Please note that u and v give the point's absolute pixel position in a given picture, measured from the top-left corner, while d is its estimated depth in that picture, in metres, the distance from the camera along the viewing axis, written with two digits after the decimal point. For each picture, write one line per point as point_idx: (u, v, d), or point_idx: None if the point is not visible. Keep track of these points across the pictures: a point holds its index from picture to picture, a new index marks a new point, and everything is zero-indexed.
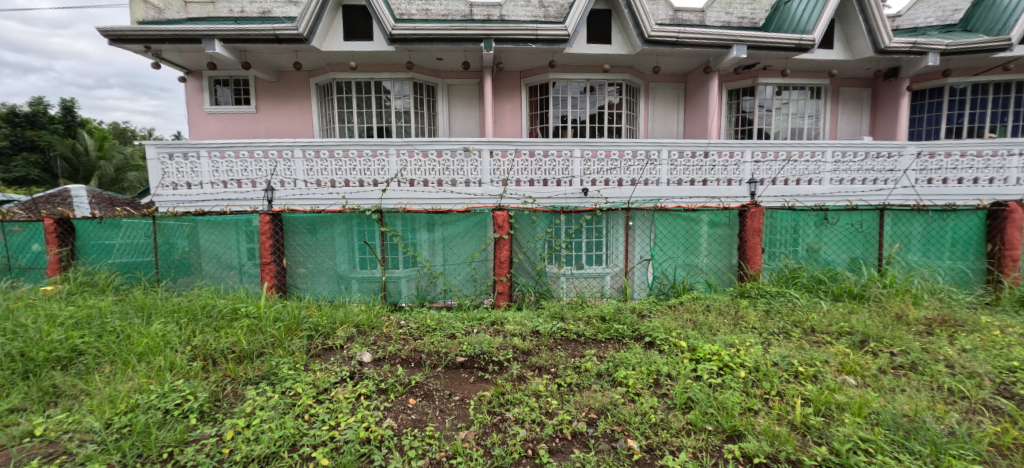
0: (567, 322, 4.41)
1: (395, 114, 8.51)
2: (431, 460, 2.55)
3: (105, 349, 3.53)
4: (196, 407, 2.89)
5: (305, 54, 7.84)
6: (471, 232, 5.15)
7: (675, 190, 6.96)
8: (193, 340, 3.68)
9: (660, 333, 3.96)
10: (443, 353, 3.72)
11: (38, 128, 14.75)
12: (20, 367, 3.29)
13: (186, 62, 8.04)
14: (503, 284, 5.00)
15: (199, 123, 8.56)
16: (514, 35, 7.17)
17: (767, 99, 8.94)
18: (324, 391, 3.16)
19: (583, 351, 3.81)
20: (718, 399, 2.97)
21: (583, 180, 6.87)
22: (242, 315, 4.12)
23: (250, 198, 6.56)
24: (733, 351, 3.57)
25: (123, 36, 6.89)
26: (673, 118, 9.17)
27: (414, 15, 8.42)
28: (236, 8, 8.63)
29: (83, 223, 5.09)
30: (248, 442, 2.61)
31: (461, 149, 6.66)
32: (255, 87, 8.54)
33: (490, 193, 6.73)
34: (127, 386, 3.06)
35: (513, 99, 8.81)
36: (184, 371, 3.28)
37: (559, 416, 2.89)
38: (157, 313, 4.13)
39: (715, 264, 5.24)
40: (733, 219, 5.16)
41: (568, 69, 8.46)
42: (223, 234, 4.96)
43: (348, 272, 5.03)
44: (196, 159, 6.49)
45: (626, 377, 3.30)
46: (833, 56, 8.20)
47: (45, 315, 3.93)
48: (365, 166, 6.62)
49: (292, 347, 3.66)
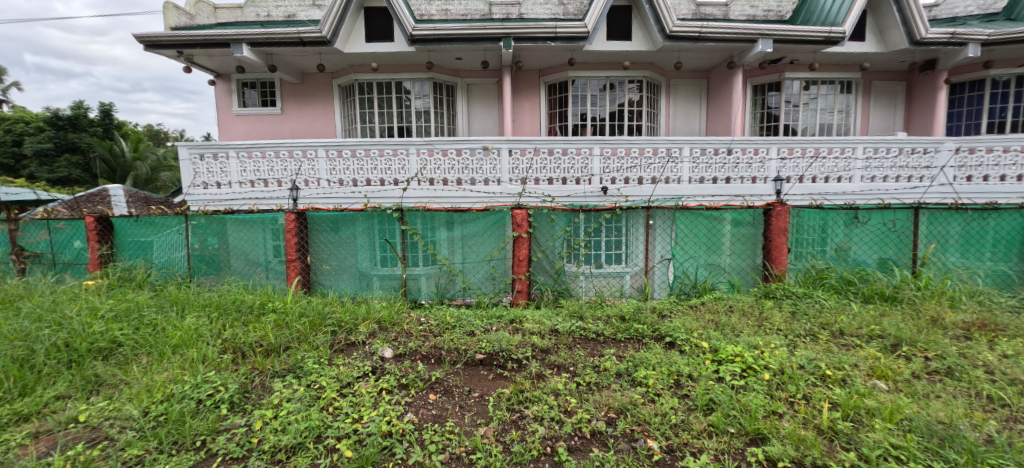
0: (587, 321, 4.40)
1: (415, 114, 8.64)
2: (451, 455, 2.60)
3: (143, 341, 3.69)
4: (227, 398, 3.00)
5: (328, 57, 8.00)
6: (490, 230, 5.16)
7: (697, 188, 6.84)
8: (224, 333, 3.81)
9: (681, 334, 3.91)
10: (462, 350, 3.77)
11: (79, 130, 15.50)
12: (65, 357, 3.46)
13: (216, 66, 8.31)
14: (522, 282, 5.03)
15: (228, 125, 8.86)
16: (534, 34, 7.16)
17: (793, 94, 8.68)
18: (348, 385, 3.23)
19: (603, 350, 3.80)
20: (741, 401, 2.92)
21: (603, 178, 6.83)
22: (270, 310, 4.27)
23: (277, 197, 6.74)
24: (757, 353, 3.50)
25: (156, 42, 7.16)
26: (695, 115, 9.00)
27: (433, 15, 8.53)
28: (263, 13, 8.87)
29: (121, 221, 5.34)
30: (276, 432, 2.70)
31: (480, 148, 6.73)
32: (281, 89, 8.77)
33: (509, 192, 6.74)
34: (163, 376, 3.19)
35: (531, 97, 8.83)
36: (216, 363, 3.40)
37: (578, 414, 2.89)
38: (190, 307, 4.29)
39: (740, 264, 5.14)
40: (758, 218, 5.03)
41: (587, 66, 8.40)
42: (250, 232, 5.12)
43: (369, 269, 5.11)
44: (225, 159, 6.72)
45: (646, 377, 3.28)
46: (864, 48, 7.92)
47: (87, 307, 4.13)
48: (386, 165, 6.73)
49: (317, 342, 3.76)
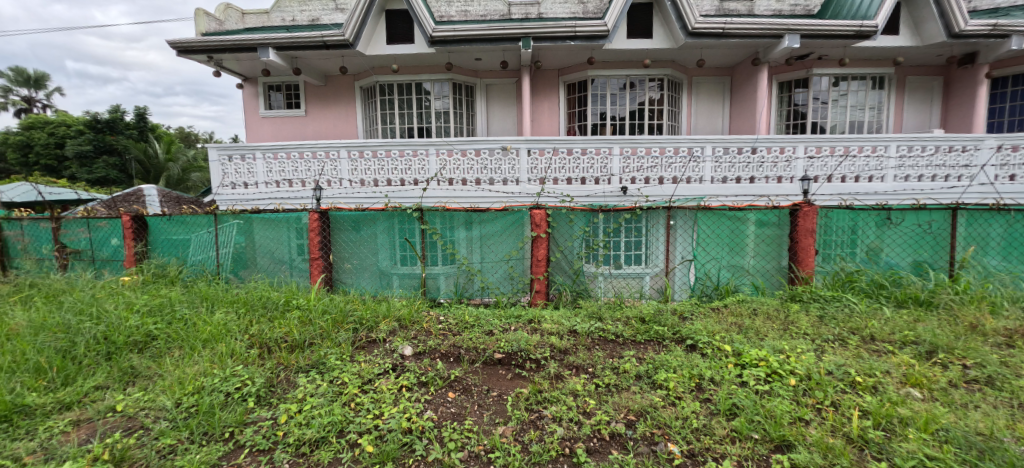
0: (606, 322, 4.36)
1: (435, 115, 8.72)
2: (470, 453, 2.61)
3: (176, 335, 3.82)
4: (254, 392, 3.08)
5: (350, 59, 8.15)
6: (508, 230, 5.17)
7: (720, 188, 6.70)
8: (251, 329, 3.92)
9: (703, 336, 3.84)
10: (481, 349, 3.78)
11: (116, 132, 16.23)
12: (104, 349, 3.62)
13: (243, 70, 8.55)
14: (540, 282, 5.03)
15: (255, 127, 9.12)
16: (553, 33, 7.14)
17: (822, 90, 8.42)
18: (369, 381, 3.29)
19: (622, 352, 3.76)
20: (765, 406, 2.85)
21: (622, 178, 6.76)
22: (294, 306, 4.37)
23: (301, 197, 6.90)
24: (783, 357, 3.40)
25: (188, 48, 7.42)
26: (718, 114, 8.83)
27: (453, 16, 8.60)
28: (288, 17, 9.11)
29: (155, 220, 5.55)
30: (300, 426, 2.77)
31: (499, 148, 6.74)
32: (305, 91, 8.97)
33: (528, 192, 6.74)
34: (194, 369, 3.31)
35: (551, 97, 8.81)
36: (243, 357, 3.51)
37: (597, 416, 2.87)
38: (219, 303, 4.43)
39: (764, 266, 5.03)
40: (784, 219, 4.91)
41: (607, 65, 8.34)
42: (276, 231, 5.26)
43: (389, 268, 5.20)
44: (252, 160, 6.92)
45: (667, 380, 3.23)
46: (898, 43, 7.63)
47: (123, 302, 4.30)
48: (406, 165, 6.81)
49: (339, 338, 3.84)
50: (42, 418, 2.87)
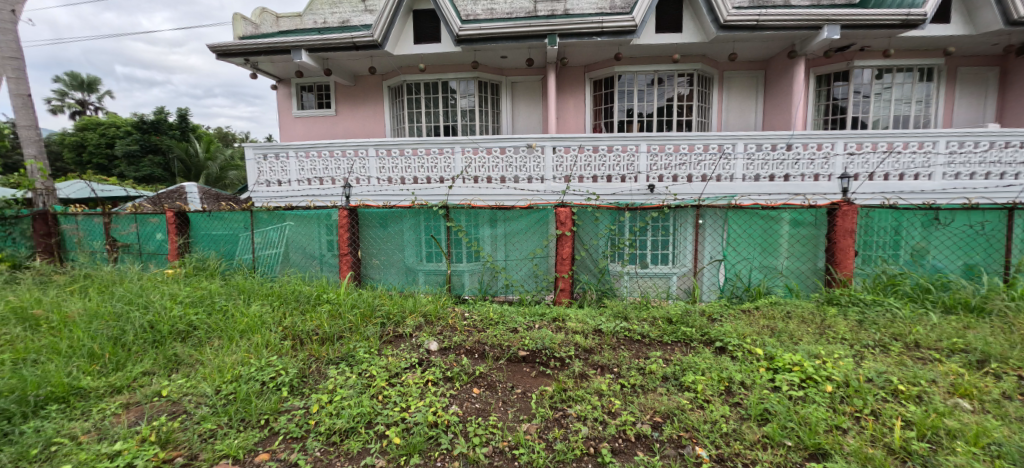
0: (631, 322, 4.30)
1: (461, 113, 8.78)
2: (495, 449, 2.63)
3: (215, 326, 4.00)
4: (288, 381, 3.19)
5: (379, 60, 8.30)
6: (533, 228, 5.15)
7: (752, 186, 6.49)
8: (285, 321, 4.06)
9: (733, 339, 3.74)
10: (506, 347, 3.80)
11: (160, 133, 17.08)
12: (150, 337, 3.82)
13: (277, 71, 8.84)
14: (565, 281, 5.00)
15: (288, 126, 9.42)
16: (580, 29, 7.08)
17: (863, 83, 8.03)
18: (396, 375, 3.35)
19: (648, 352, 3.70)
20: (800, 413, 2.76)
21: (649, 176, 6.65)
22: (325, 300, 4.50)
23: (330, 194, 7.07)
24: (819, 363, 3.28)
25: (226, 51, 7.72)
26: (751, 109, 8.55)
27: (479, 15, 8.63)
28: (320, 20, 9.36)
29: (196, 216, 5.81)
30: (331, 416, 2.85)
31: (524, 145, 6.74)
32: (335, 91, 9.19)
33: (553, 190, 6.71)
34: (232, 358, 3.45)
35: (577, 94, 8.76)
36: (277, 348, 3.63)
37: (622, 417, 2.84)
38: (255, 296, 4.61)
39: (798, 267, 4.85)
40: (821, 218, 4.71)
41: (635, 61, 8.20)
42: (307, 227, 5.41)
43: (415, 264, 5.31)
44: (286, 159, 7.15)
45: (695, 383, 3.16)
46: (948, 32, 7.20)
47: (168, 293, 4.53)
48: (432, 163, 6.90)
49: (368, 332, 3.92)
50: (96, 400, 3.05)
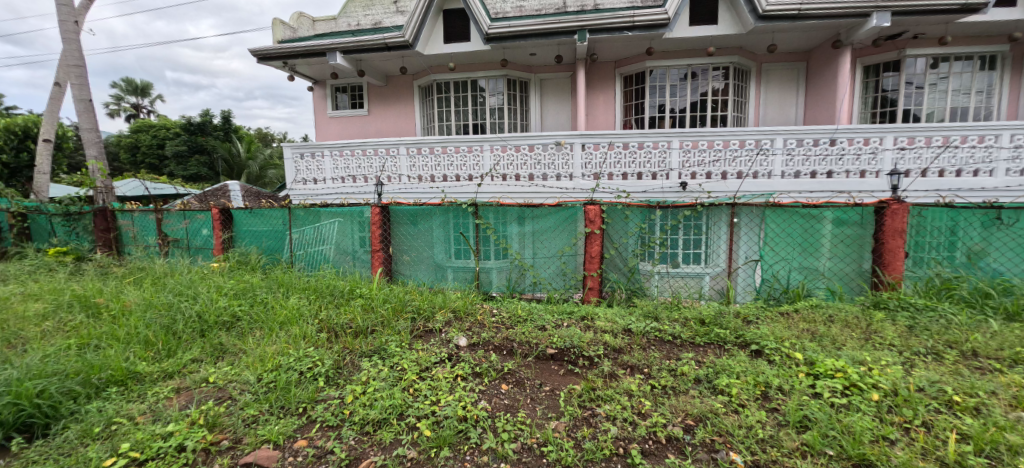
0: (662, 322, 4.21)
1: (490, 111, 8.82)
2: (523, 445, 2.64)
3: (256, 317, 4.18)
4: (324, 372, 3.31)
5: (410, 60, 8.44)
6: (562, 225, 5.12)
7: (791, 183, 6.22)
8: (320, 314, 4.20)
9: (770, 342, 3.60)
10: (534, 344, 3.80)
11: (206, 134, 17.97)
12: (198, 327, 4.03)
13: (313, 73, 9.13)
14: (593, 279, 4.94)
15: (323, 126, 9.73)
16: (610, 24, 6.97)
17: (916, 74, 7.55)
18: (426, 369, 3.41)
19: (680, 353, 3.62)
20: (842, 421, 2.64)
21: (681, 173, 6.49)
22: (358, 295, 4.63)
23: (363, 192, 7.24)
24: (864, 369, 3.12)
25: (266, 55, 8.04)
26: (791, 103, 8.20)
27: (508, 12, 8.63)
28: (353, 22, 9.61)
29: (239, 212, 6.08)
30: (364, 407, 2.93)
31: (553, 143, 6.70)
32: (368, 92, 9.41)
33: (582, 187, 6.64)
34: (272, 348, 3.60)
35: (606, 90, 8.63)
36: (314, 340, 3.77)
37: (653, 418, 2.79)
38: (293, 289, 4.79)
39: (841, 269, 4.64)
40: (868, 217, 4.47)
41: (667, 55, 8.00)
42: (341, 224, 5.58)
43: (444, 261, 5.38)
44: (321, 158, 7.38)
45: (729, 386, 3.07)
46: (1013, 16, 6.67)
47: (214, 285, 4.77)
48: (461, 161, 6.96)
49: (399, 327, 4.01)
50: (150, 384, 3.25)
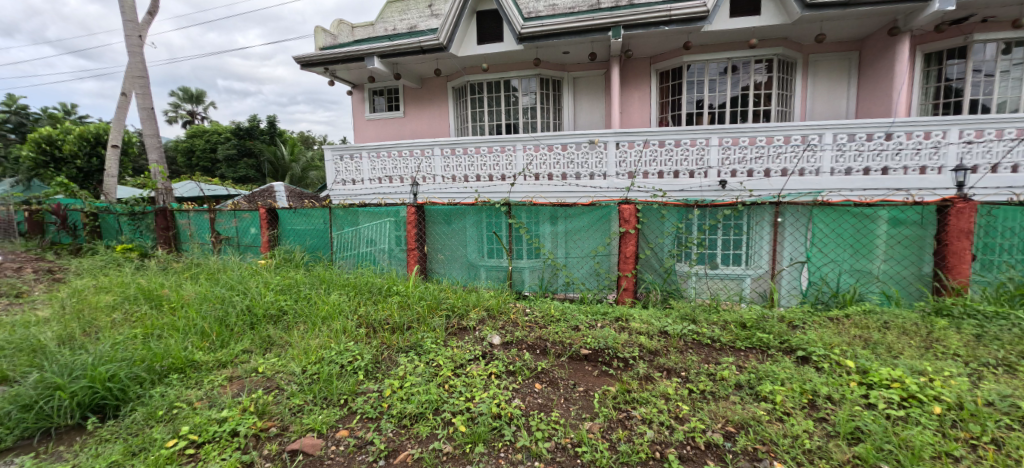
0: (700, 325, 4.09)
1: (523, 111, 8.82)
2: (557, 445, 2.63)
3: (301, 312, 4.37)
4: (364, 366, 3.42)
5: (444, 62, 8.57)
6: (595, 225, 5.06)
7: (842, 181, 5.88)
8: (359, 310, 4.34)
9: (818, 348, 3.42)
10: (567, 344, 3.77)
11: (253, 138, 18.93)
12: (248, 320, 4.25)
13: (353, 78, 9.44)
14: (628, 280, 4.84)
15: (362, 129, 10.06)
16: (645, 19, 6.83)
17: (986, 60, 6.90)
18: (461, 366, 3.46)
19: (719, 358, 3.50)
20: (899, 434, 2.48)
21: (721, 171, 6.27)
22: (395, 292, 4.75)
23: (399, 192, 7.41)
24: (924, 380, 2.91)
25: (309, 61, 8.38)
26: (841, 95, 7.76)
27: (541, 11, 8.61)
28: (390, 27, 9.86)
29: (284, 212, 6.36)
30: (402, 401, 3.00)
31: (586, 141, 6.64)
32: (404, 94, 9.63)
33: (616, 186, 6.54)
34: (316, 342, 3.75)
35: (642, 87, 8.46)
36: (354, 334, 3.90)
37: (691, 423, 2.71)
38: (334, 286, 4.97)
39: (897, 272, 4.34)
40: (929, 216, 4.16)
41: (706, 49, 7.75)
42: (379, 223, 5.73)
43: (477, 260, 5.47)
44: (359, 159, 7.63)
45: (773, 393, 2.94)
46: None
47: (262, 281, 5.02)
48: (494, 161, 7.01)
49: (434, 324, 4.08)
50: (206, 372, 3.46)
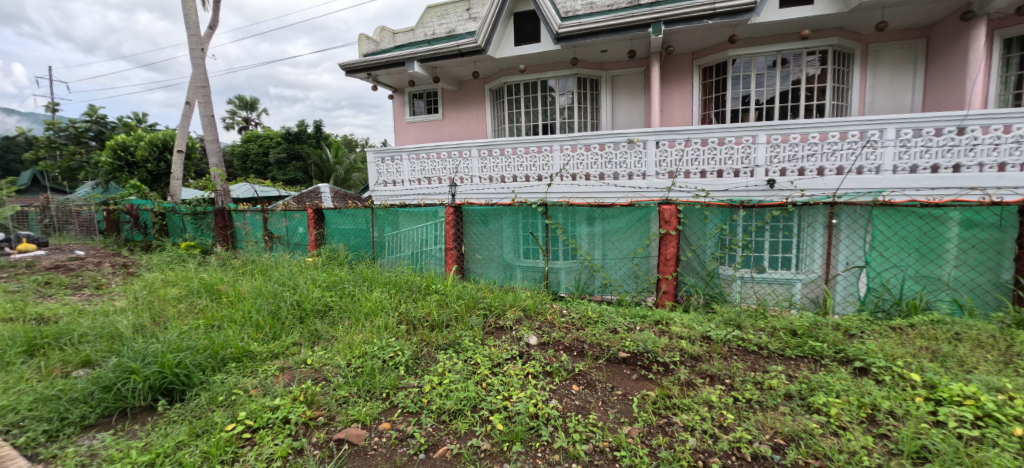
0: (746, 331, 3.91)
1: (559, 111, 8.76)
2: (595, 448, 2.59)
3: (345, 307, 4.55)
4: (404, 362, 3.51)
5: (482, 64, 8.67)
6: (634, 226, 4.96)
7: (906, 180, 5.47)
8: (400, 307, 4.46)
9: (878, 360, 3.20)
10: (605, 347, 3.72)
11: (301, 142, 19.88)
12: (297, 314, 4.47)
13: (394, 82, 9.73)
14: (668, 283, 4.73)
15: (402, 132, 10.35)
16: (688, 14, 6.62)
17: None
18: (498, 365, 3.48)
19: (767, 366, 3.34)
20: (973, 456, 2.28)
21: (769, 170, 5.99)
22: (434, 290, 4.85)
23: (438, 193, 7.58)
24: (1002, 398, 2.65)
25: (353, 67, 8.71)
26: (905, 88, 7.21)
27: (579, 10, 8.53)
28: (429, 32, 10.08)
29: (330, 212, 6.64)
30: (441, 397, 3.06)
31: (625, 141, 6.53)
32: (443, 97, 9.82)
33: (656, 187, 6.39)
34: (359, 337, 3.89)
35: (683, 84, 8.22)
36: (395, 331, 4.01)
37: (736, 432, 2.60)
38: (376, 283, 5.13)
39: (971, 279, 3.98)
40: (1009, 217, 3.79)
41: (753, 42, 7.42)
42: (418, 223, 5.88)
43: (513, 260, 5.44)
44: (400, 161, 7.84)
45: (827, 405, 2.77)
46: None
47: (310, 278, 5.26)
48: (531, 161, 7.01)
49: (472, 322, 4.13)
50: (260, 362, 3.66)
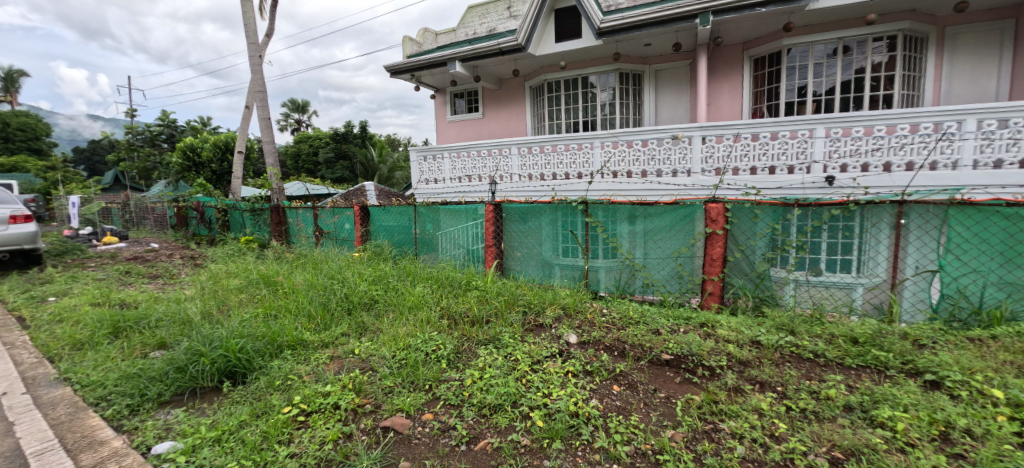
0: (800, 336, 3.70)
1: (601, 107, 8.61)
2: (637, 450, 2.54)
3: (390, 300, 4.70)
4: (446, 356, 3.58)
5: (522, 61, 8.66)
6: (677, 225, 4.80)
7: (988, 175, 4.98)
8: (442, 302, 4.56)
9: (954, 373, 2.93)
10: (647, 348, 3.64)
11: (348, 142, 20.71)
12: (346, 306, 4.67)
13: (436, 83, 9.94)
14: (714, 284, 4.54)
15: (444, 131, 10.55)
16: (738, 2, 6.31)
17: None
18: (538, 362, 3.48)
19: (824, 375, 3.15)
20: None
21: (827, 166, 5.63)
22: (474, 287, 4.92)
23: (478, 191, 7.66)
24: None
25: (397, 69, 8.95)
26: (989, 74, 6.54)
27: (622, 3, 8.33)
28: (471, 32, 10.18)
29: (375, 209, 6.86)
30: (482, 391, 3.10)
31: (669, 137, 6.31)
32: (483, 96, 9.93)
33: (702, 184, 6.15)
34: (404, 330, 4.00)
35: (733, 76, 7.86)
36: (437, 325, 4.10)
37: (790, 443, 2.47)
38: (419, 278, 5.27)
39: None
40: None
41: (811, 30, 6.98)
42: (458, 221, 6.10)
43: (552, 258, 5.43)
44: (441, 160, 8.00)
45: (893, 419, 2.58)
46: None
47: (357, 272, 5.48)
48: (571, 159, 6.94)
49: (511, 319, 4.16)
50: (312, 350, 3.86)
